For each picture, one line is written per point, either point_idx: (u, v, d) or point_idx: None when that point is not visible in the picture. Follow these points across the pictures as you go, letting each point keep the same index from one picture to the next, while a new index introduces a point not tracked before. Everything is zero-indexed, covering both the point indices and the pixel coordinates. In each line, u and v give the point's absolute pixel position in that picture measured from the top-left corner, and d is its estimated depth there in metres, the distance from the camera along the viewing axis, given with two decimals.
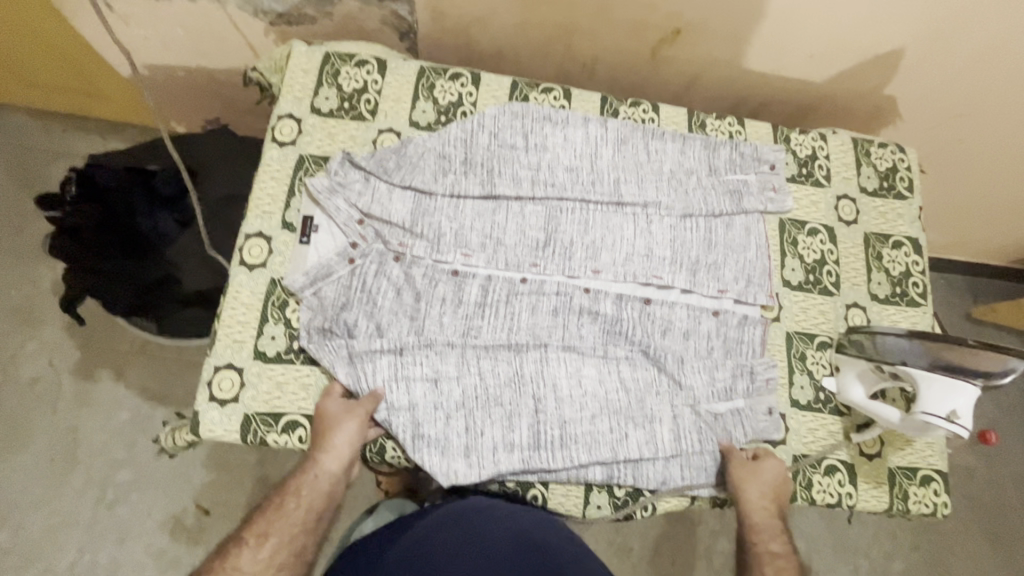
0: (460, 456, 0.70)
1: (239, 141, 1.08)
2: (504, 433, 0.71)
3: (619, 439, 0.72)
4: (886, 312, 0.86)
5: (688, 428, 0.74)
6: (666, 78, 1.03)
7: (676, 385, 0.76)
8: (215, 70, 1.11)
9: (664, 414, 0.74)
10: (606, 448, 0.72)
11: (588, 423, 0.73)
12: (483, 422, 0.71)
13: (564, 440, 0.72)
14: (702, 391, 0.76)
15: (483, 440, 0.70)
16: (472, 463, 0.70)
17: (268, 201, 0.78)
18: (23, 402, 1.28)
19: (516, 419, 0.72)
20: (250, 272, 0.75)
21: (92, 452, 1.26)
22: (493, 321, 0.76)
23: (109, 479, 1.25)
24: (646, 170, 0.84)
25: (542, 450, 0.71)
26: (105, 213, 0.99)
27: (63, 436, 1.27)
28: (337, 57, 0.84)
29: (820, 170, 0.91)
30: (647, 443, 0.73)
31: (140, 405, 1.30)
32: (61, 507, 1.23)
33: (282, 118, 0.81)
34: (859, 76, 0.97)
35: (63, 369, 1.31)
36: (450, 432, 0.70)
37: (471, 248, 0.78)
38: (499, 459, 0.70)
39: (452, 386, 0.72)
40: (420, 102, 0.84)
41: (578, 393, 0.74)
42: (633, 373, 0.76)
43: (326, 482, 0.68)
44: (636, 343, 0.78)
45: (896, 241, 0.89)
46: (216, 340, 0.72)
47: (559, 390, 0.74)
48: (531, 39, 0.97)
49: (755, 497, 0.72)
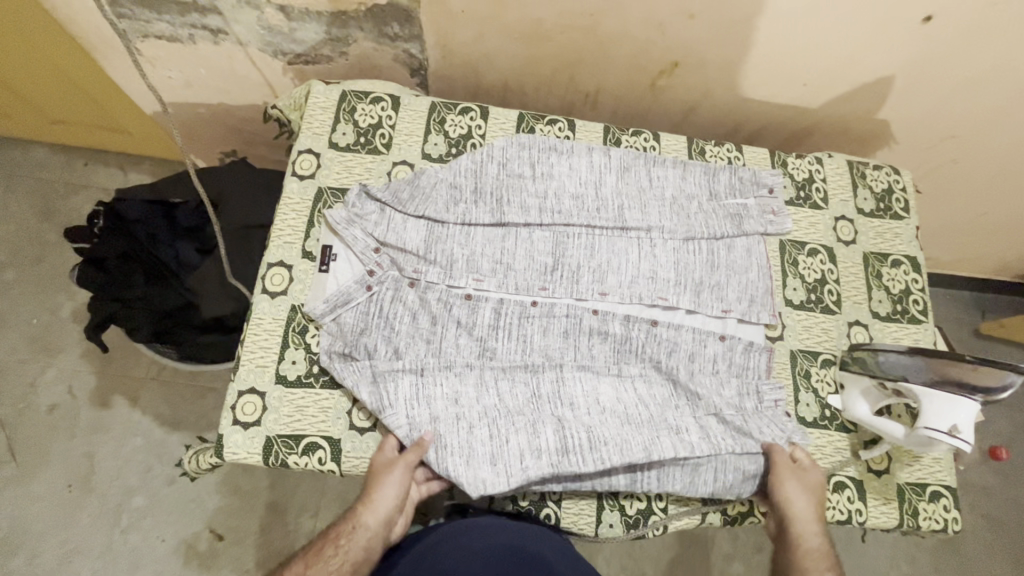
0: (486, 463, 0.69)
1: (256, 172, 1.13)
2: (529, 439, 0.71)
3: (650, 440, 0.72)
4: (888, 330, 0.88)
5: (718, 432, 0.75)
6: (666, 106, 1.07)
7: (693, 399, 0.78)
8: (235, 106, 1.17)
9: (689, 424, 0.75)
10: (637, 448, 0.71)
11: (614, 429, 0.73)
12: (508, 430, 0.71)
13: (592, 442, 0.71)
14: (718, 403, 0.77)
15: (510, 446, 0.70)
16: (500, 471, 0.69)
17: (289, 231, 0.82)
18: (41, 429, 1.31)
19: (540, 426, 0.72)
20: (271, 299, 0.78)
21: (107, 478, 1.28)
22: (506, 342, 0.78)
23: (124, 506, 1.27)
24: (649, 196, 0.87)
25: (571, 454, 0.70)
26: (130, 244, 1.04)
27: (80, 462, 1.29)
28: (353, 95, 0.89)
29: (817, 193, 0.94)
30: (680, 444, 0.72)
31: (156, 430, 1.33)
32: (76, 533, 1.24)
33: (302, 153, 0.85)
34: (851, 102, 1.01)
35: (81, 395, 1.34)
36: (474, 440, 0.70)
37: (482, 273, 0.81)
38: (527, 465, 0.69)
39: (471, 404, 0.74)
40: (432, 136, 0.89)
41: (595, 408, 0.76)
42: (649, 391, 0.78)
43: (364, 538, 0.67)
44: (648, 360, 0.80)
45: (895, 260, 0.92)
46: (240, 365, 0.75)
47: (576, 406, 0.76)
48: (537, 74, 1.02)
49: (805, 508, 0.71)
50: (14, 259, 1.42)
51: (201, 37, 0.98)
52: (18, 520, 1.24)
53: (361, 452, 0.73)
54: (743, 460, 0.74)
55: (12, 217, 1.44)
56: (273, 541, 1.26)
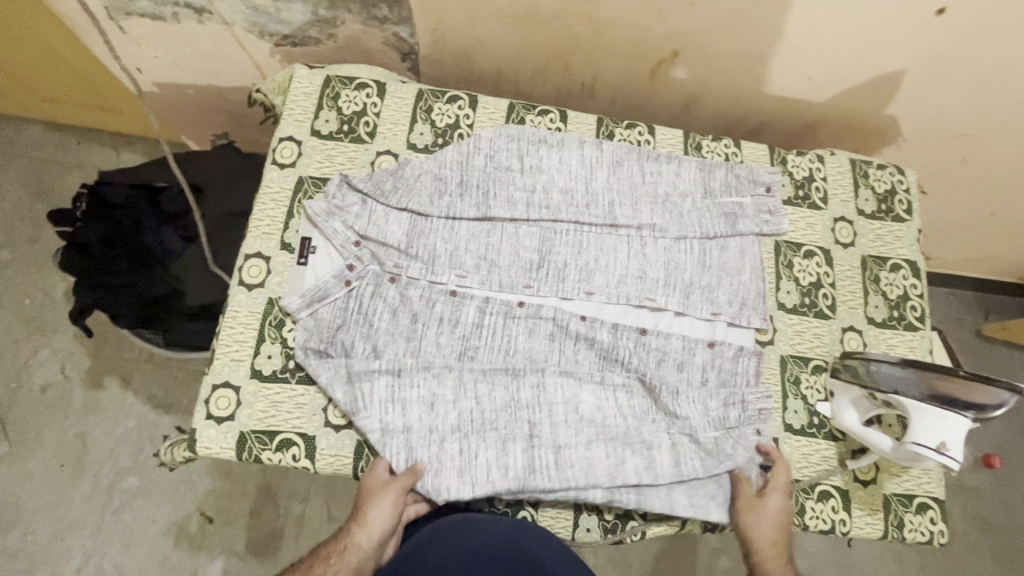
0: (454, 474, 0.70)
1: (243, 157, 1.10)
2: (498, 455, 0.71)
3: (617, 465, 0.72)
4: (884, 336, 0.85)
5: (689, 453, 0.74)
6: (665, 97, 1.04)
7: (671, 416, 0.76)
8: (223, 87, 1.14)
9: (661, 441, 0.74)
10: (604, 472, 0.71)
11: (584, 448, 0.73)
12: (477, 444, 0.71)
13: (559, 462, 0.71)
14: (697, 421, 0.75)
15: (478, 461, 0.71)
16: (466, 482, 0.70)
17: (268, 222, 0.80)
18: (34, 408, 1.31)
19: (510, 444, 0.72)
20: (249, 291, 0.76)
21: (100, 459, 1.29)
22: (490, 342, 0.77)
23: (115, 486, 1.28)
24: (641, 192, 0.84)
25: (537, 473, 0.71)
26: (112, 229, 1.02)
27: (73, 442, 1.29)
28: (338, 80, 0.86)
29: (817, 193, 0.91)
30: (646, 469, 0.72)
31: (148, 412, 1.33)
32: (69, 512, 1.25)
33: (283, 141, 0.83)
34: (859, 97, 0.97)
35: (74, 376, 1.34)
36: (444, 453, 0.70)
37: (466, 269, 0.79)
38: (493, 481, 0.70)
39: (448, 409, 0.72)
40: (418, 125, 0.86)
41: (574, 417, 0.74)
42: (629, 402, 0.77)
43: (354, 560, 0.66)
44: (633, 370, 0.78)
45: (894, 264, 0.89)
46: (215, 358, 0.74)
47: (555, 414, 0.74)
48: (531, 61, 0.98)
49: (767, 540, 0.70)
50: (7, 238, 1.41)
51: (185, 15, 0.94)
52: (11, 498, 1.25)
53: (336, 449, 0.72)
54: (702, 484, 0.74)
55: (5, 195, 1.43)
56: (263, 524, 1.27)
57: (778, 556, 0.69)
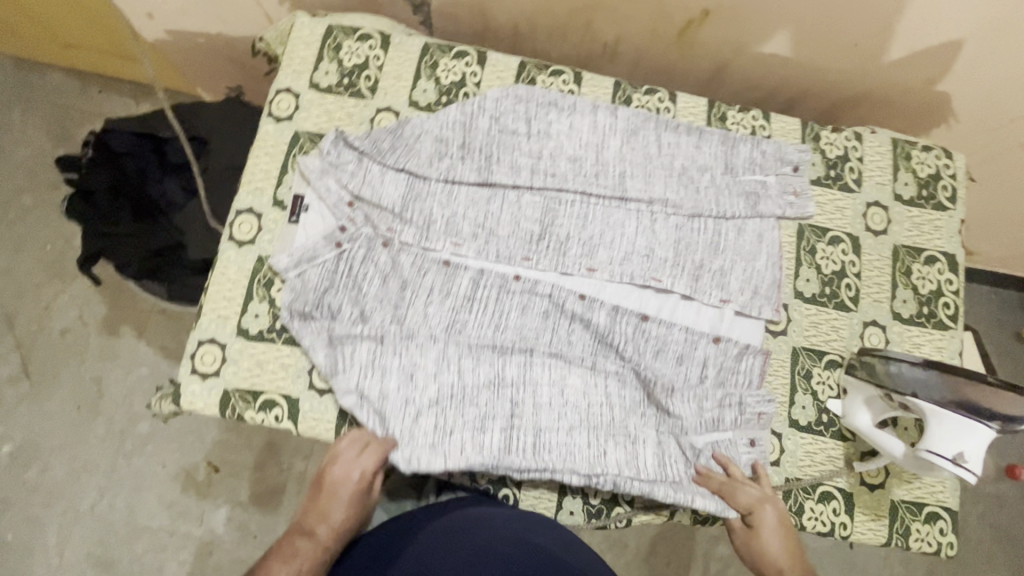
0: (425, 446, 0.67)
1: (249, 110, 1.07)
2: (474, 434, 0.68)
3: (597, 455, 0.69)
4: (910, 334, 0.79)
5: (673, 454, 0.71)
6: (693, 62, 0.96)
7: (663, 413, 0.73)
8: (232, 35, 1.10)
9: (648, 437, 0.72)
10: (584, 457, 0.69)
11: (565, 434, 0.70)
12: (455, 421, 0.68)
13: (537, 447, 0.68)
14: (689, 421, 0.72)
15: (452, 439, 0.68)
16: (438, 454, 0.67)
17: (261, 177, 0.77)
18: (54, 351, 1.35)
19: (488, 423, 0.69)
20: (239, 247, 0.74)
21: (114, 403, 1.33)
22: (480, 316, 0.73)
23: (128, 431, 1.32)
24: (655, 164, 0.78)
25: (512, 455, 0.68)
26: (119, 178, 1.01)
27: (88, 386, 1.33)
28: (340, 29, 0.81)
29: (850, 173, 0.83)
30: (628, 463, 0.69)
31: (160, 362, 1.35)
32: (84, 452, 1.30)
33: (280, 92, 0.79)
34: (909, 70, 0.88)
35: (90, 323, 1.37)
36: (416, 430, 0.68)
37: (461, 237, 0.75)
38: (468, 453, 0.67)
39: (428, 382, 0.70)
40: (422, 81, 0.81)
41: (558, 402, 0.71)
42: (620, 391, 0.73)
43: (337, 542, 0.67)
44: (627, 360, 0.74)
45: (929, 256, 0.81)
46: (202, 314, 0.72)
47: (539, 396, 0.71)
48: (549, 17, 0.92)
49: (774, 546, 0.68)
50: (29, 183, 1.42)
51: None
52: (32, 435, 1.30)
53: (319, 412, 0.71)
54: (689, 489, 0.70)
55: (28, 140, 1.44)
56: (267, 477, 1.30)
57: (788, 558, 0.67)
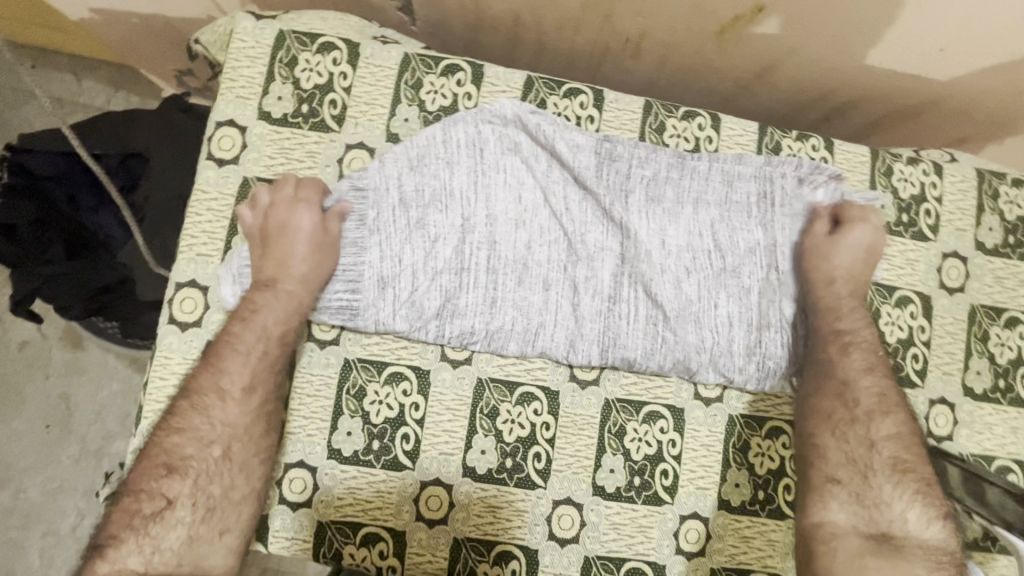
0: (523, 122, 0.65)
1: (191, 116, 0.87)
2: (569, 146, 0.65)
3: (692, 158, 0.67)
4: (983, 412, 0.67)
5: (749, 162, 0.67)
6: (735, 64, 0.77)
7: (722, 198, 0.66)
8: (175, 20, 0.86)
9: (716, 172, 0.67)
10: (672, 154, 0.67)
11: (663, 161, 0.66)
12: (549, 138, 0.65)
13: (623, 160, 0.66)
14: (750, 168, 0.67)
15: (557, 139, 0.65)
16: (545, 131, 0.65)
17: (204, 239, 0.61)
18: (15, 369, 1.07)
19: (580, 149, 0.66)
20: (182, 332, 0.60)
21: (86, 421, 1.07)
22: (544, 220, 0.65)
23: (105, 450, 1.07)
24: (704, 187, 0.67)
25: (608, 159, 0.66)
26: (44, 208, 0.83)
27: (55, 404, 1.06)
28: (295, 38, 0.63)
29: (925, 218, 0.69)
30: (722, 172, 0.67)
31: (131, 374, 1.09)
32: (59, 473, 1.05)
33: (221, 127, 0.62)
34: (1003, 79, 0.72)
35: (52, 333, 1.07)
36: (501, 159, 0.64)
37: (501, 207, 0.64)
38: (570, 134, 0.65)
39: (512, 159, 0.65)
40: (402, 107, 0.64)
41: (646, 176, 0.66)
42: (700, 184, 0.66)
43: (279, 301, 0.59)
44: (687, 197, 0.66)
45: (1010, 318, 0.69)
46: (141, 417, 0.59)
47: (627, 167, 0.66)
48: (560, 7, 0.71)
49: (842, 267, 0.64)
50: None
51: None
52: None
53: (295, 532, 0.60)
54: (799, 188, 0.67)
55: None
56: None
57: (859, 280, 0.65)
